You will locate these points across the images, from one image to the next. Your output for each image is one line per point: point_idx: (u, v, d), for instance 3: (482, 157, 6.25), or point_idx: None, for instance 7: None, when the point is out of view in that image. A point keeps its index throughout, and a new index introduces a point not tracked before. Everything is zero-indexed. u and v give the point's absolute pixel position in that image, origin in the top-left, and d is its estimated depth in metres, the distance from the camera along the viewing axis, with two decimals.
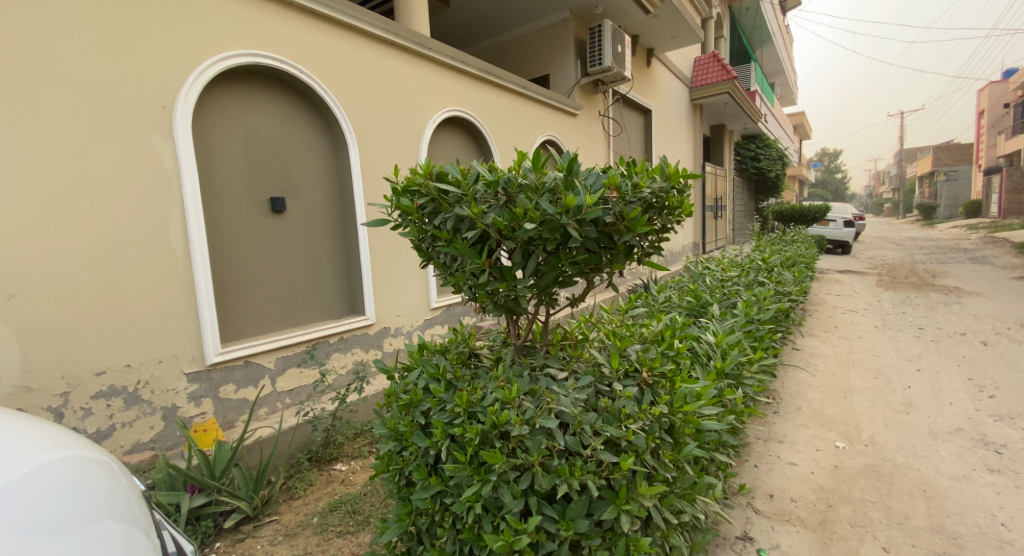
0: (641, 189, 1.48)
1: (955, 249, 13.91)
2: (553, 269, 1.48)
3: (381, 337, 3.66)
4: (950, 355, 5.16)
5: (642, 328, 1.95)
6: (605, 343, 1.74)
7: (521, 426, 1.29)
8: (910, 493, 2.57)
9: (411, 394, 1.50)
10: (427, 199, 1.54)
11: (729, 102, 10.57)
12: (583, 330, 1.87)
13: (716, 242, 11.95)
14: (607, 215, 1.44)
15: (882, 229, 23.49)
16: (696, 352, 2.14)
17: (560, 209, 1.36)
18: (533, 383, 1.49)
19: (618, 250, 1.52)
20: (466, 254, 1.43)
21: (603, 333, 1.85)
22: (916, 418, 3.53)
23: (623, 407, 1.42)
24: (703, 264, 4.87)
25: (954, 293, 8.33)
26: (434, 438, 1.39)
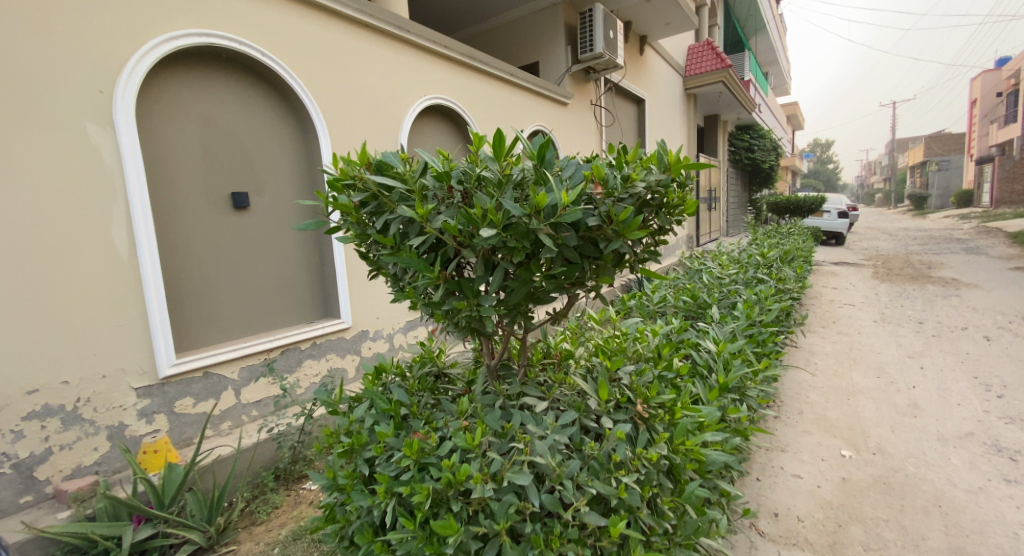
0: (634, 182, 1.24)
1: (949, 239, 13.83)
2: (524, 282, 1.26)
3: (358, 341, 3.42)
4: (953, 351, 5.00)
5: (637, 343, 1.76)
6: (593, 365, 1.55)
7: (484, 487, 1.08)
8: (924, 509, 2.39)
9: (353, 438, 1.30)
10: (366, 197, 1.30)
11: (723, 91, 10.33)
12: (568, 347, 1.69)
13: (710, 235, 11.77)
14: (590, 217, 1.22)
15: (875, 220, 23.46)
16: (695, 365, 1.94)
17: (529, 210, 1.13)
18: (504, 422, 1.28)
19: (606, 260, 1.31)
20: (414, 265, 1.20)
21: (591, 351, 1.66)
22: (924, 422, 3.35)
23: (613, 454, 1.21)
24: (699, 260, 4.65)
25: (951, 285, 8.20)
26: (377, 496, 1.18)
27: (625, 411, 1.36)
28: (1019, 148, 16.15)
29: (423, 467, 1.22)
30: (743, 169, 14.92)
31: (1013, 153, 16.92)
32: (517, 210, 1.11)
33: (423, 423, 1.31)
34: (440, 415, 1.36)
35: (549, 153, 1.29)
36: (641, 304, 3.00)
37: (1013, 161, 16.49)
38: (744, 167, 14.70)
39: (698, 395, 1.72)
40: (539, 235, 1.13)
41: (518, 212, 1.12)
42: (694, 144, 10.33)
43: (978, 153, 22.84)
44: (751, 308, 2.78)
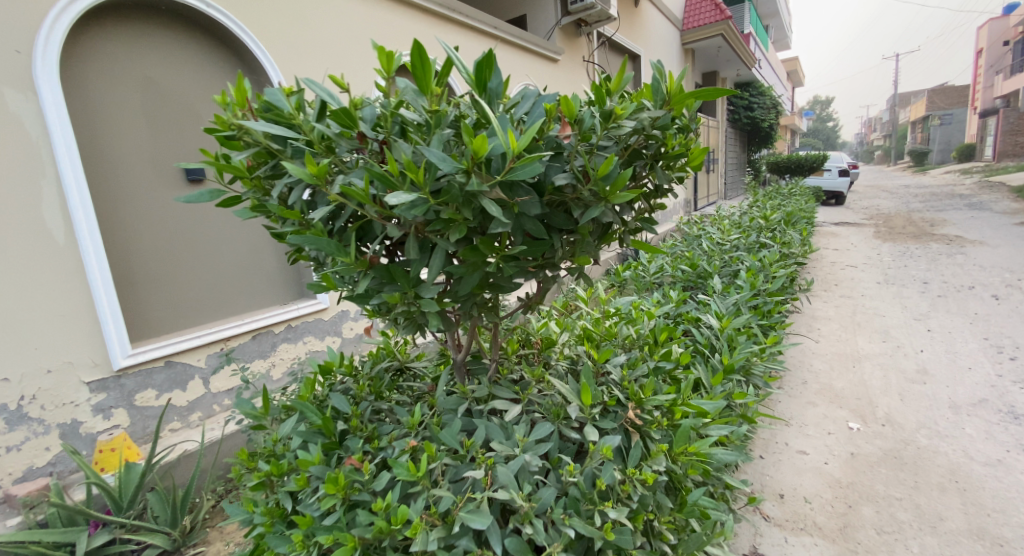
0: (620, 121, 1.04)
1: (951, 195, 13.56)
2: (482, 263, 1.03)
3: (339, 321, 3.21)
4: (960, 312, 4.84)
5: (629, 329, 1.59)
6: (575, 360, 1.39)
7: (426, 538, 0.90)
8: (940, 486, 2.24)
9: (272, 467, 1.14)
10: (256, 153, 1.12)
11: (722, 45, 9.82)
12: (551, 336, 1.51)
13: (708, 197, 11.47)
14: (561, 174, 1.02)
15: (875, 178, 23.06)
16: (696, 346, 1.77)
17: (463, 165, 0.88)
18: (463, 442, 1.09)
19: (583, 234, 1.11)
20: (327, 248, 0.98)
21: (575, 341, 1.50)
22: (934, 389, 3.21)
23: (601, 480, 1.02)
24: (698, 225, 4.41)
25: (955, 243, 8.00)
26: (298, 542, 1.01)
27: (613, 417, 1.19)
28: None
29: (351, 507, 1.06)
30: (742, 128, 14.47)
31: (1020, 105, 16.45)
32: (447, 167, 0.86)
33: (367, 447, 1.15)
34: (398, 431, 1.18)
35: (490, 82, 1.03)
36: (636, 276, 2.85)
37: (1017, 114, 16.09)
38: (743, 126, 14.24)
39: (701, 379, 1.55)
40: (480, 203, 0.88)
41: (449, 170, 0.87)
42: None
43: (982, 106, 22.27)
44: (755, 277, 2.58)
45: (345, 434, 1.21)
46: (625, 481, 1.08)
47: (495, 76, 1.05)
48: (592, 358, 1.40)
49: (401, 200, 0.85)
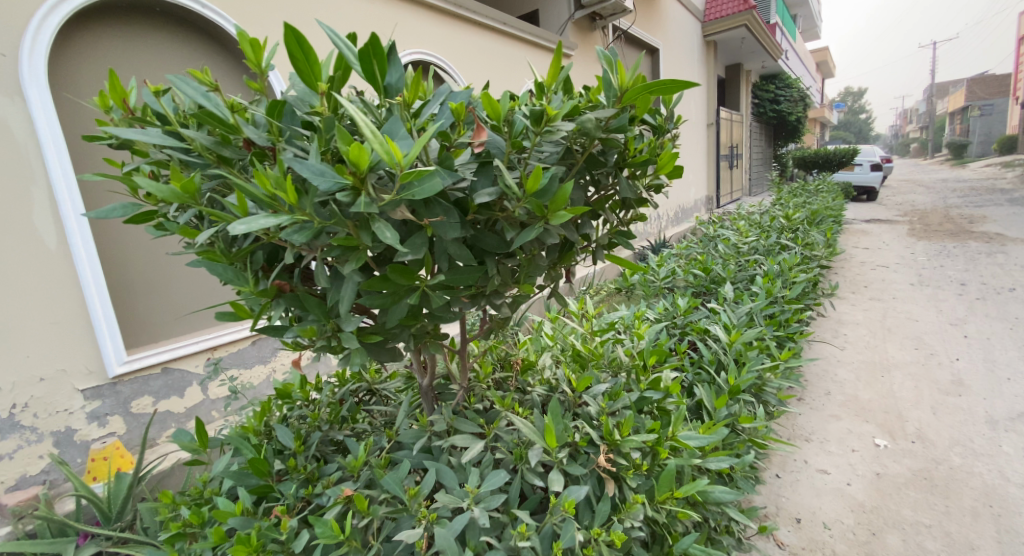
0: (554, 125, 0.92)
1: (993, 190, 12.86)
2: (407, 290, 0.93)
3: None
4: (1001, 316, 4.53)
5: (620, 352, 1.49)
6: (551, 390, 1.34)
7: None
8: (974, 511, 2.05)
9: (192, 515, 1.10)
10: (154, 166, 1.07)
11: (746, 36, 9.47)
12: (530, 358, 1.44)
13: (731, 194, 11.14)
14: (486, 194, 0.89)
15: (910, 173, 22.12)
16: (700, 363, 1.64)
17: (346, 181, 0.77)
18: (404, 490, 1.03)
19: (524, 259, 1.06)
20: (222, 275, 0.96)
21: (557, 365, 1.43)
22: (970, 402, 2.98)
23: (558, 540, 0.91)
24: (715, 226, 4.22)
25: (997, 241, 7.55)
26: None
27: (583, 462, 1.10)
28: None
29: None
30: (767, 122, 14.02)
31: None
32: (324, 183, 0.76)
33: (300, 494, 1.10)
34: (336, 475, 1.14)
35: (387, 77, 0.98)
36: (644, 281, 2.75)
37: None
38: (769, 120, 13.78)
39: (702, 401, 1.43)
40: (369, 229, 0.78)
41: (327, 188, 0.76)
42: (713, 97, 9.59)
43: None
44: (771, 283, 2.42)
45: (282, 477, 1.17)
46: (589, 544, 0.96)
47: (388, 71, 0.99)
48: (571, 386, 1.32)
49: (250, 228, 0.74)
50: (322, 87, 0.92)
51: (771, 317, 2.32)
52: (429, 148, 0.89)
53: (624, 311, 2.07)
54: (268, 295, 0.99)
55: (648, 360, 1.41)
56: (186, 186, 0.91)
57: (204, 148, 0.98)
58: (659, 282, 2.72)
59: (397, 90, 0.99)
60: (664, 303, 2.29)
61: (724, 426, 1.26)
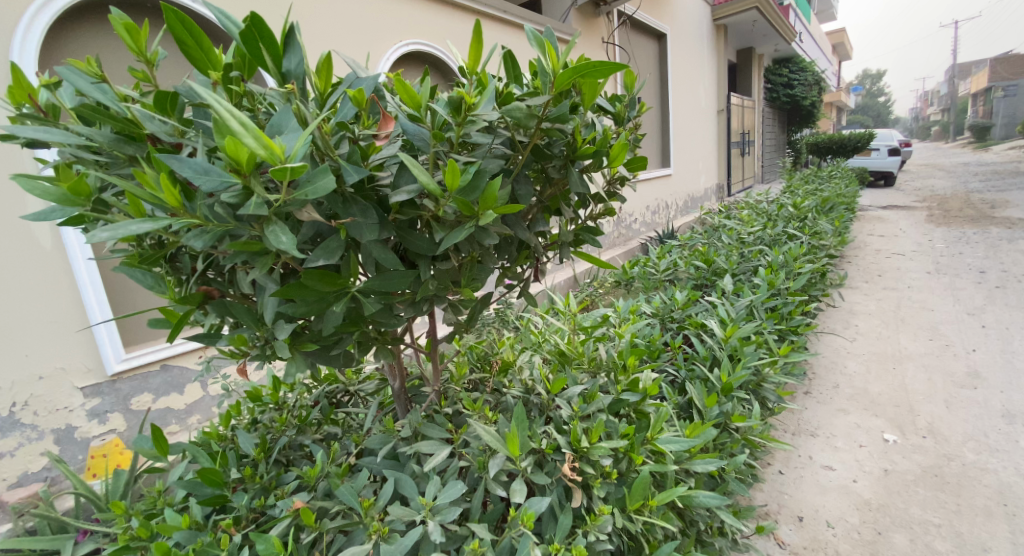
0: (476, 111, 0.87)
1: (1016, 173, 12.46)
2: (336, 297, 0.90)
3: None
4: (1021, 305, 4.39)
5: (603, 352, 1.45)
6: (528, 390, 1.31)
7: None
8: (987, 510, 1.98)
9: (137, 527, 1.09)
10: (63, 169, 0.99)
11: (758, 19, 9.23)
12: (509, 357, 1.42)
13: (743, 182, 10.93)
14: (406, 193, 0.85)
15: (929, 157, 21.54)
16: (693, 359, 1.60)
17: (234, 180, 0.70)
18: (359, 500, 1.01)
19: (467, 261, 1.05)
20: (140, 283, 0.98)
21: (536, 366, 1.39)
22: (985, 395, 2.90)
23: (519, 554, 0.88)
24: (721, 216, 4.13)
25: (1019, 227, 7.31)
26: None
27: (549, 470, 1.07)
28: None
29: None
30: (781, 108, 13.70)
31: None
32: (210, 182, 0.69)
33: (252, 505, 1.09)
34: (291, 486, 1.13)
35: (286, 63, 0.92)
36: (645, 273, 2.71)
37: None
38: (782, 105, 13.46)
39: (693, 400, 1.38)
40: (264, 235, 0.72)
41: (212, 188, 0.69)
42: (724, 83, 9.37)
43: None
44: (775, 275, 2.36)
45: (237, 486, 1.15)
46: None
47: (287, 56, 0.93)
48: (545, 389, 1.29)
49: (114, 233, 0.66)
50: (216, 75, 0.87)
51: (773, 310, 2.25)
52: (336, 141, 0.85)
53: (619, 306, 2.03)
54: (187, 302, 0.95)
55: (629, 363, 1.36)
56: (75, 187, 0.85)
57: (107, 147, 0.93)
58: (659, 275, 2.68)
59: (297, 77, 0.93)
60: (662, 297, 2.24)
61: (712, 427, 1.23)
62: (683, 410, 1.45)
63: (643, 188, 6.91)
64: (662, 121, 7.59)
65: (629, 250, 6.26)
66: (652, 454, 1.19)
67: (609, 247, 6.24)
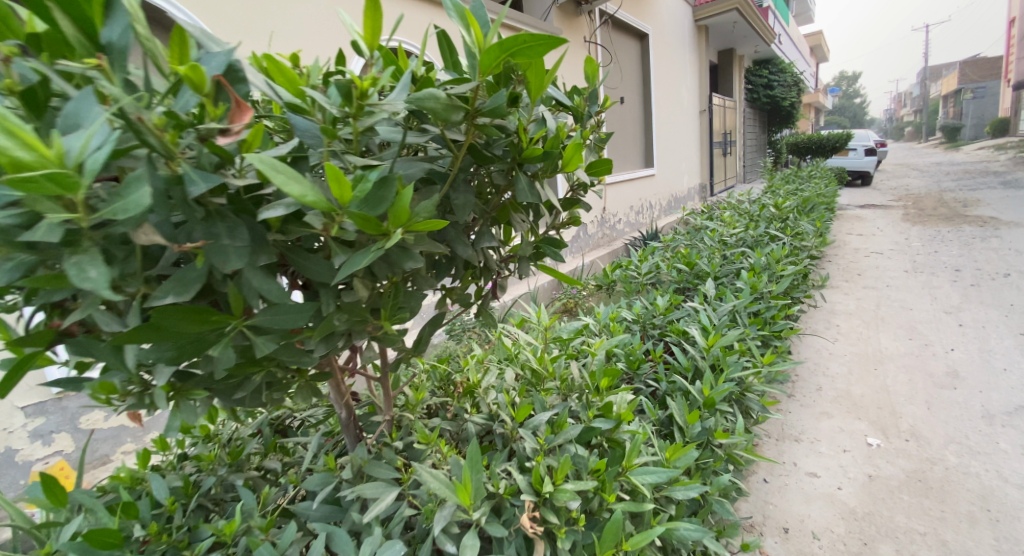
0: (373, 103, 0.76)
1: (987, 172, 12.79)
2: (215, 338, 0.74)
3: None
4: (996, 303, 4.44)
5: (574, 373, 1.36)
6: (492, 418, 1.22)
7: None
8: (971, 516, 1.95)
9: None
10: None
11: (738, 20, 9.29)
12: (474, 379, 1.33)
13: (725, 182, 11.00)
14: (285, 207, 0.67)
15: (904, 157, 22.01)
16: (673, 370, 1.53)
17: (13, 196, 0.53)
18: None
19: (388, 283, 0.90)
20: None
21: (502, 390, 1.30)
22: (965, 395, 2.89)
23: None
24: (703, 217, 4.09)
25: (991, 225, 7.47)
26: None
27: (506, 519, 0.97)
28: None
29: None
30: (761, 108, 13.85)
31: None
32: None
33: None
34: (204, 546, 0.99)
35: (104, 33, 0.64)
36: (626, 277, 2.64)
37: None
38: (762, 106, 13.61)
39: (674, 416, 1.31)
40: (65, 268, 0.55)
41: None
42: (705, 83, 9.40)
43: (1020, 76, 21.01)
44: (757, 278, 2.30)
45: (144, 545, 1.03)
46: None
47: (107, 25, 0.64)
48: (510, 416, 1.20)
49: None
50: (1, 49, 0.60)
51: (756, 314, 2.19)
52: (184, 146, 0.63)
53: (597, 314, 1.96)
54: (31, 342, 0.74)
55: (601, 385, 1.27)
56: None
57: None
58: (640, 279, 2.61)
59: (118, 52, 0.64)
60: (642, 302, 2.17)
61: (693, 448, 1.16)
62: (663, 426, 1.38)
63: (626, 189, 6.87)
64: (644, 121, 7.56)
65: (612, 251, 6.21)
66: (624, 488, 1.11)
67: (592, 248, 6.19)
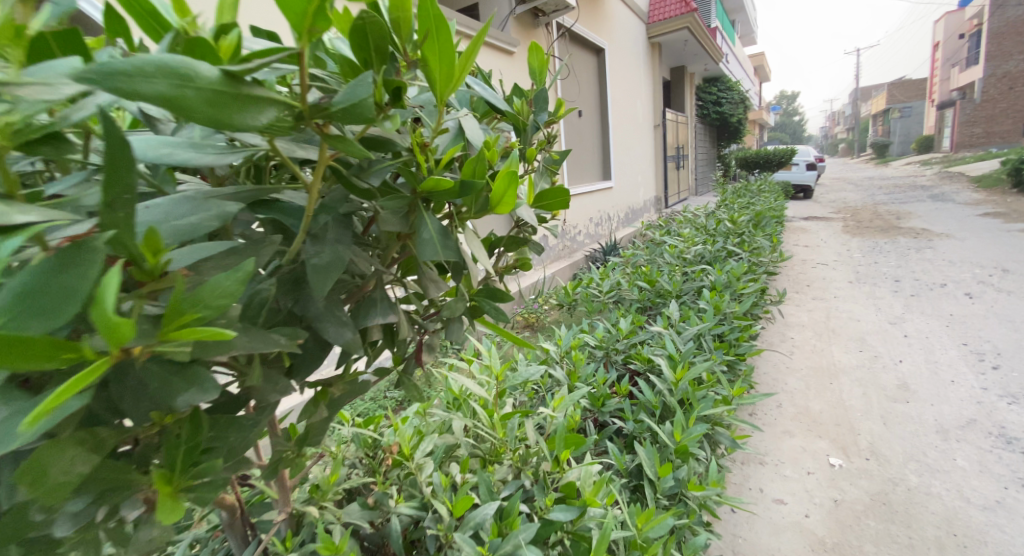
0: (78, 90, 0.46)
1: (915, 186, 13.74)
2: None
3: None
4: (935, 313, 4.64)
5: (530, 432, 1.19)
6: (427, 507, 1.03)
7: None
8: (938, 543, 1.91)
9: None
10: None
11: (689, 39, 9.58)
12: (409, 449, 1.13)
13: (678, 194, 11.26)
14: None
15: (840, 171, 23.44)
16: (639, 410, 1.40)
17: None
18: None
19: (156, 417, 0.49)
20: None
21: (440, 470, 1.11)
22: (918, 409, 2.93)
23: None
24: (661, 231, 4.07)
25: (923, 236, 7.93)
26: None
27: None
28: (980, 90, 16.07)
29: None
30: (711, 123, 14.36)
31: (973, 99, 16.89)
32: None
33: None
34: None
35: None
36: (587, 296, 2.51)
37: (973, 105, 16.54)
38: (712, 121, 14.11)
39: (644, 470, 1.17)
40: None
41: None
42: (659, 98, 9.61)
43: (940, 98, 22.87)
44: (720, 298, 2.23)
45: None
46: None
47: None
48: (447, 509, 1.01)
49: None
50: None
51: (720, 337, 2.11)
52: None
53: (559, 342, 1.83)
54: None
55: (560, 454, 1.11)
56: None
57: None
58: (602, 298, 2.50)
59: None
60: (604, 325, 2.05)
61: (666, 517, 1.02)
62: (633, 479, 1.25)
63: (585, 201, 6.84)
64: (601, 133, 7.59)
65: (572, 264, 6.13)
66: None
67: (553, 260, 6.10)
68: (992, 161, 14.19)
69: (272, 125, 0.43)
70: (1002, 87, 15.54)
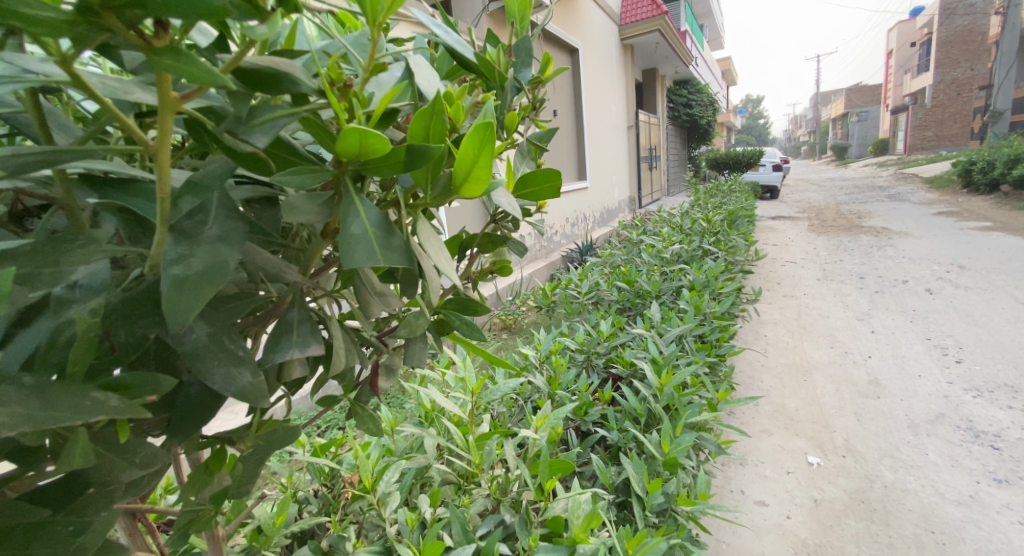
0: None
1: (874, 187, 14.29)
2: None
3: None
4: (899, 309, 4.77)
5: (511, 453, 1.09)
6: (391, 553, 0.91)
7: None
8: (918, 541, 1.91)
9: None
10: None
11: (660, 41, 9.68)
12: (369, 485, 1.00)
13: (651, 195, 11.39)
14: None
15: (803, 173, 24.19)
16: (624, 424, 1.31)
17: None
18: None
19: None
20: None
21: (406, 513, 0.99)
22: (889, 404, 2.97)
23: None
24: (637, 230, 4.05)
25: (884, 234, 8.20)
26: None
27: None
28: (931, 95, 16.86)
29: None
30: (681, 125, 14.59)
31: (925, 103, 17.69)
32: None
33: None
34: None
35: None
36: (565, 297, 2.46)
37: (925, 109, 17.33)
38: (682, 123, 14.34)
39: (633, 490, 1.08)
40: None
41: None
42: (632, 99, 9.67)
43: (895, 102, 23.90)
44: (700, 298, 2.19)
45: None
46: None
47: None
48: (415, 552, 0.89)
49: None
50: None
51: (701, 337, 2.06)
52: None
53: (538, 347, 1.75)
54: None
55: (544, 482, 1.02)
56: None
57: None
58: (580, 299, 2.43)
59: None
60: (583, 328, 1.98)
61: (658, 544, 0.93)
62: (620, 496, 1.17)
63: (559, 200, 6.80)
64: (576, 133, 7.56)
65: (548, 263, 6.07)
66: None
67: (529, 260, 6.03)
68: (944, 162, 14.88)
69: (14, 3, 0.30)
70: (952, 92, 16.33)
